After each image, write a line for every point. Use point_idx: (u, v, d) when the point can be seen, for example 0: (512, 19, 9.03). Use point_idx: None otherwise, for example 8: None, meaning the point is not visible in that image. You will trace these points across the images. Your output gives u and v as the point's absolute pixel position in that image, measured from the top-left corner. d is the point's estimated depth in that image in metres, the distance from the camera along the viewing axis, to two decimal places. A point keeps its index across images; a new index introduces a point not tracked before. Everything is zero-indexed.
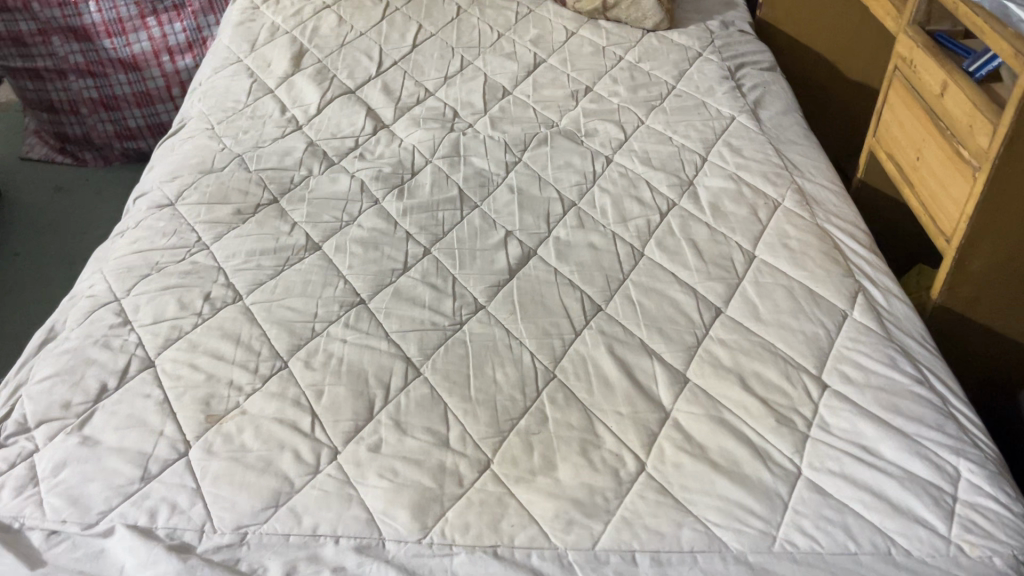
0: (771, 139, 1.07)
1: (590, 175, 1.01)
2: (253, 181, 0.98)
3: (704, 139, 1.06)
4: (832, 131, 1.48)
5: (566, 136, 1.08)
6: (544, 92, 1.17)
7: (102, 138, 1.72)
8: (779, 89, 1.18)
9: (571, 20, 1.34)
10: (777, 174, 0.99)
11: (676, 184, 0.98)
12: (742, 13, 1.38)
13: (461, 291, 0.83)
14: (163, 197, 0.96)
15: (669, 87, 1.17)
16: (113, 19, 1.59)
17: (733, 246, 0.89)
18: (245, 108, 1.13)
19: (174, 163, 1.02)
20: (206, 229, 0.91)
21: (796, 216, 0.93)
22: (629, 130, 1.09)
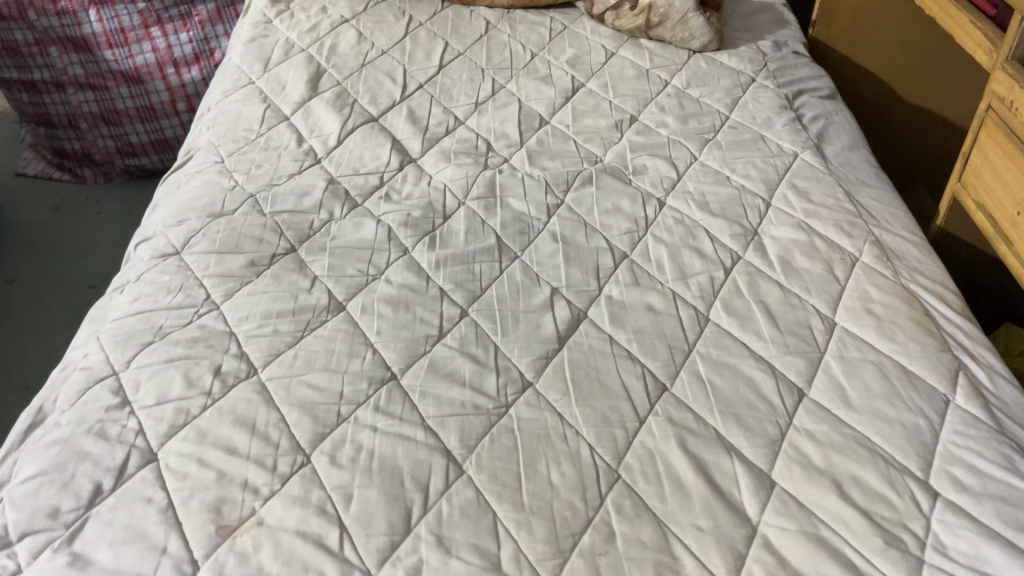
0: (840, 180, 0.96)
1: (642, 221, 0.91)
2: (267, 227, 0.88)
3: (766, 180, 0.96)
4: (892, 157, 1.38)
5: (613, 173, 0.98)
6: (585, 121, 1.07)
7: (103, 154, 1.61)
8: (843, 120, 1.08)
9: (609, 39, 1.24)
10: (851, 224, 0.89)
11: (739, 233, 0.88)
12: (794, 31, 1.28)
13: (505, 364, 0.73)
14: (168, 244, 0.87)
15: (722, 118, 1.07)
16: (115, 29, 1.48)
17: (811, 311, 0.79)
18: (258, 138, 1.03)
19: (180, 203, 0.92)
20: (215, 286, 0.81)
21: (877, 275, 0.83)
22: (681, 168, 0.99)
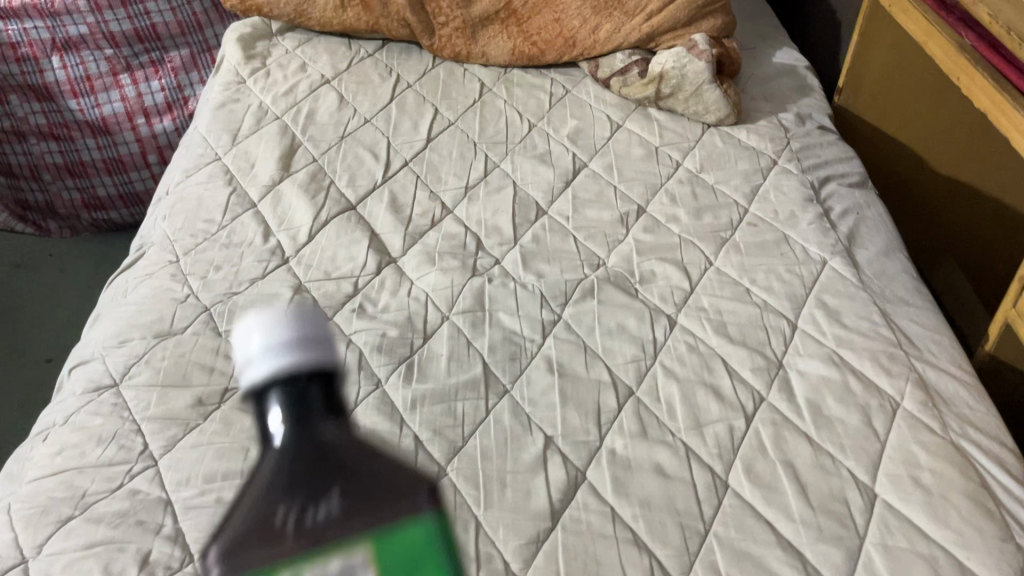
0: (874, 296, 0.85)
1: (649, 345, 0.80)
2: (221, 352, 0.77)
3: (791, 295, 0.85)
4: (918, 234, 1.24)
5: (617, 283, 0.87)
6: (587, 213, 0.96)
7: (68, 208, 1.49)
8: (875, 216, 0.96)
9: (614, 108, 1.13)
10: (890, 357, 0.78)
11: (762, 367, 0.77)
12: (818, 100, 1.16)
13: (486, 551, 0.62)
14: (105, 374, 0.76)
15: (741, 211, 0.95)
16: (80, 77, 1.34)
17: (847, 478, 0.68)
18: (219, 231, 0.91)
19: (124, 317, 0.81)
20: (155, 432, 0.70)
21: (922, 429, 0.72)
22: (694, 277, 0.87)
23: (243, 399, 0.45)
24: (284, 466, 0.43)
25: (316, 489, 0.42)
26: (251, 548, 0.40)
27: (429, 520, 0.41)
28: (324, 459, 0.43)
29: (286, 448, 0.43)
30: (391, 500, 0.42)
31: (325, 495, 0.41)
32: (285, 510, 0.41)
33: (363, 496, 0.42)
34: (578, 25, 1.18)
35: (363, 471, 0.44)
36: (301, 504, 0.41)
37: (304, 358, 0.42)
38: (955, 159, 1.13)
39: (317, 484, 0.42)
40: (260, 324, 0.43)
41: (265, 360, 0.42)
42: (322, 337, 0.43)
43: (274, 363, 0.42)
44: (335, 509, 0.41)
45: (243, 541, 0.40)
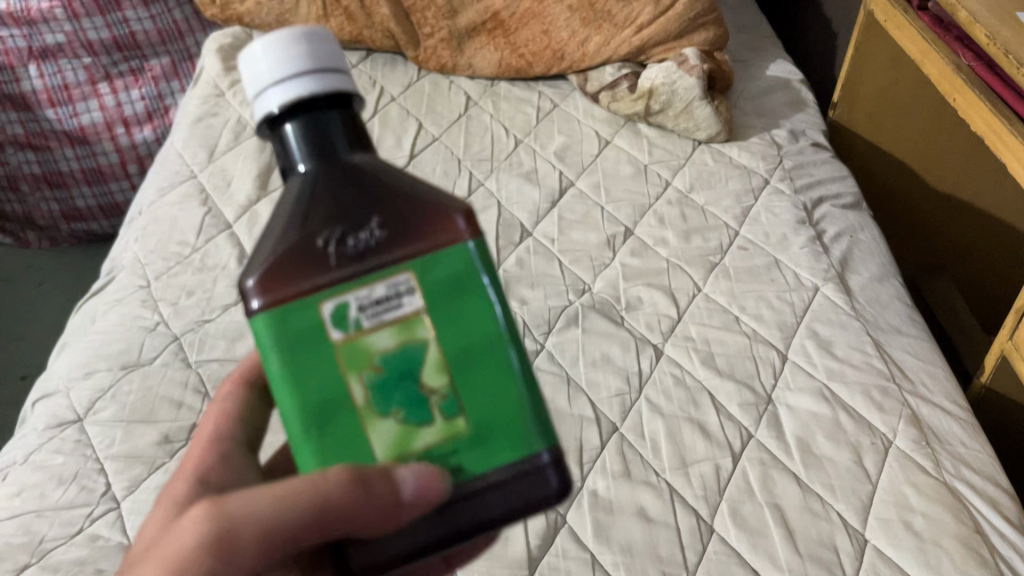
0: (867, 325, 0.82)
1: (635, 378, 0.77)
2: (190, 385, 0.74)
3: (781, 324, 0.82)
4: (910, 250, 1.23)
5: (602, 310, 0.84)
6: (573, 235, 0.93)
7: (47, 218, 1.45)
8: (869, 239, 0.94)
9: (603, 123, 1.10)
10: (883, 392, 0.75)
11: (750, 402, 0.75)
12: (812, 116, 1.13)
13: None
14: (69, 408, 0.73)
15: (731, 233, 0.93)
16: (57, 86, 1.31)
17: (836, 522, 0.66)
18: (193, 254, 0.88)
19: (91, 347, 0.78)
20: (119, 472, 0.68)
21: (915, 469, 0.70)
22: (682, 304, 0.84)
23: (258, 129, 0.41)
24: (313, 190, 0.38)
25: (353, 205, 0.38)
26: (288, 269, 0.37)
27: (476, 246, 0.39)
28: (359, 177, 0.39)
29: (311, 169, 0.39)
30: (433, 205, 0.38)
31: (364, 217, 0.37)
32: (322, 227, 0.37)
33: (400, 218, 0.38)
34: (566, 37, 1.15)
35: (401, 178, 0.40)
36: (341, 229, 0.37)
37: (321, 82, 0.39)
38: (954, 174, 1.10)
39: (355, 202, 0.38)
40: (265, 47, 0.39)
41: (288, 79, 0.39)
42: (332, 63, 0.40)
43: (294, 83, 0.39)
44: (381, 231, 0.37)
45: (278, 267, 0.37)
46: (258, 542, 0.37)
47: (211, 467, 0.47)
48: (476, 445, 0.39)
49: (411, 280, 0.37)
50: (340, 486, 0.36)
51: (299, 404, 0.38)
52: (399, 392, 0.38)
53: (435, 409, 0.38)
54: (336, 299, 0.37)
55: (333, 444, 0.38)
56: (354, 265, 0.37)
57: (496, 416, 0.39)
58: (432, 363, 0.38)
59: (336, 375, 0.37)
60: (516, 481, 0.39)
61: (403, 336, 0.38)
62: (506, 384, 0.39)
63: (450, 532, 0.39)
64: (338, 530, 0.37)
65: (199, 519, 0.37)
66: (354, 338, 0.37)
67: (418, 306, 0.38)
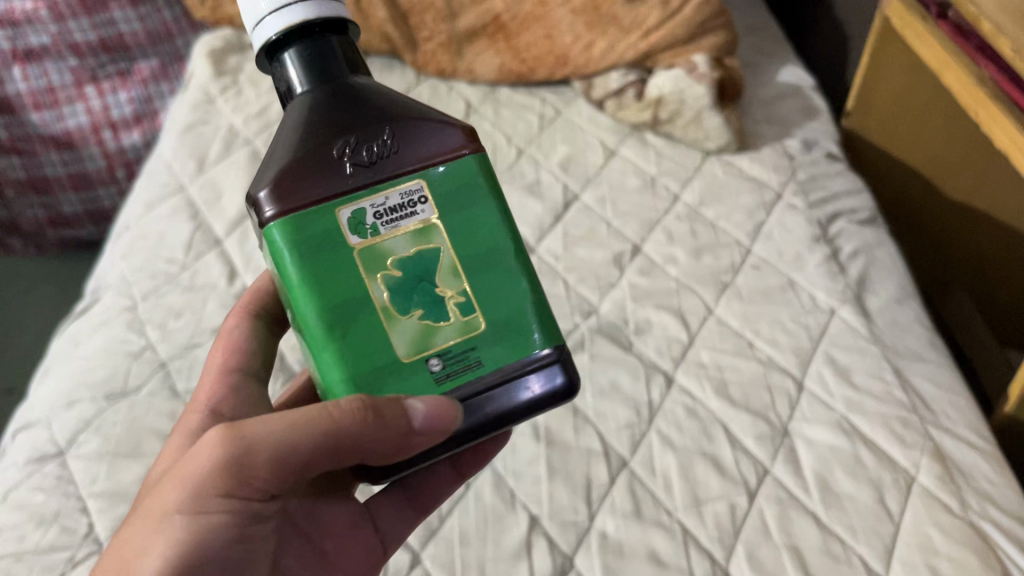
0: (886, 351, 0.79)
1: (645, 408, 0.73)
2: (177, 416, 0.71)
3: (796, 349, 0.79)
4: (929, 260, 1.17)
5: (609, 334, 0.80)
6: (578, 252, 0.89)
7: (33, 225, 1.40)
8: (886, 256, 0.90)
9: (609, 132, 1.06)
10: (903, 423, 0.72)
11: (766, 434, 0.71)
12: (825, 123, 1.10)
13: None
14: (50, 441, 0.69)
15: (743, 251, 0.89)
16: (42, 89, 1.28)
17: (857, 567, 0.63)
18: (182, 273, 0.84)
19: (74, 374, 0.75)
20: (102, 511, 0.64)
21: (939, 508, 0.66)
22: (693, 326, 0.81)
23: (257, 60, 0.51)
24: (320, 106, 0.48)
25: (365, 119, 0.47)
26: (309, 172, 0.45)
27: (476, 159, 0.49)
28: (359, 94, 0.49)
29: (320, 95, 0.48)
30: (434, 118, 0.49)
31: (374, 128, 0.47)
32: (337, 138, 0.46)
33: (402, 125, 0.47)
34: (570, 41, 1.10)
35: (395, 98, 0.50)
36: (354, 139, 0.47)
37: (324, 10, 0.49)
38: (963, 180, 1.05)
39: (367, 116, 0.47)
40: None
41: (292, 6, 0.48)
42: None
43: (298, 10, 0.48)
44: (391, 140, 0.47)
45: (296, 172, 0.45)
46: (272, 464, 0.45)
47: (226, 400, 0.57)
48: (491, 340, 0.48)
49: (423, 188, 0.47)
50: (354, 416, 0.43)
51: (323, 307, 0.46)
52: (415, 291, 0.47)
53: (451, 308, 0.48)
54: (355, 205, 0.46)
55: (355, 342, 0.46)
56: (368, 168, 0.46)
57: (503, 310, 0.49)
58: (446, 266, 0.48)
59: (358, 278, 0.46)
60: (525, 374, 0.48)
61: (417, 242, 0.47)
62: (510, 284, 0.49)
63: (473, 424, 0.47)
64: (347, 449, 0.45)
65: (216, 442, 0.45)
66: (370, 244, 0.46)
67: (431, 214, 0.48)
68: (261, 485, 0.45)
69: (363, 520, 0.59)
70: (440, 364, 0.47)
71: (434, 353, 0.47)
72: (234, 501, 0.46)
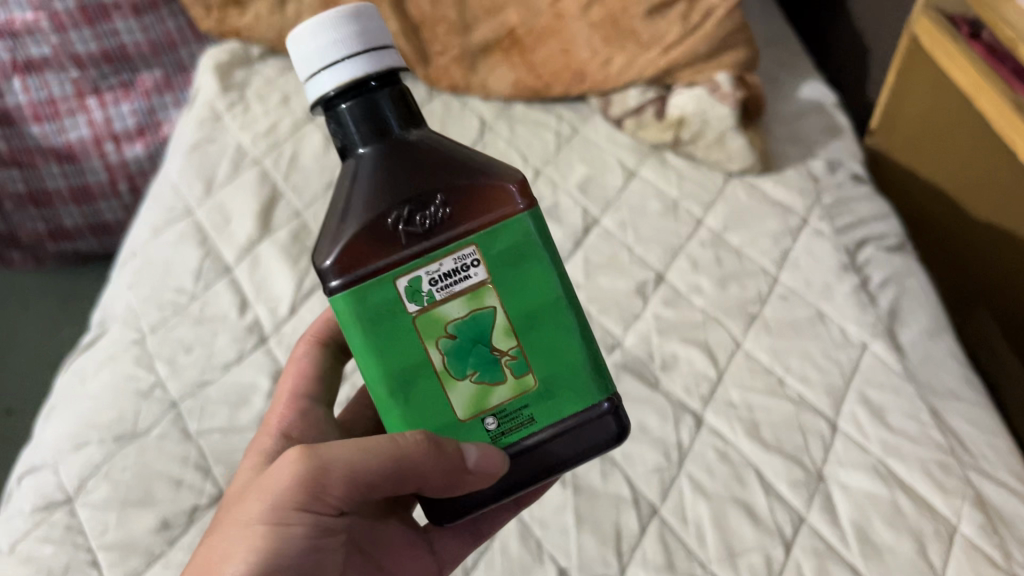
0: (920, 389, 0.76)
1: (674, 451, 0.71)
2: (190, 461, 0.68)
3: (829, 388, 0.76)
4: (953, 277, 1.10)
5: (635, 371, 0.78)
6: (600, 281, 0.87)
7: (33, 238, 1.38)
8: (917, 286, 0.88)
9: (627, 151, 1.03)
10: (943, 468, 0.69)
11: (801, 479, 0.69)
12: (849, 143, 1.07)
13: None
14: (56, 487, 0.67)
15: (770, 281, 0.86)
16: (43, 100, 1.24)
17: None
18: (191, 304, 0.82)
19: (81, 415, 0.72)
20: (113, 565, 0.62)
21: (983, 561, 0.64)
22: (722, 362, 0.78)
23: (312, 111, 0.50)
24: (375, 166, 0.48)
25: (418, 186, 0.47)
26: (367, 248, 0.46)
27: (531, 215, 0.48)
28: (412, 150, 0.48)
29: (374, 156, 0.48)
30: (489, 174, 0.47)
31: (426, 194, 0.47)
32: (392, 207, 0.46)
33: (455, 187, 0.47)
34: (587, 57, 1.06)
35: (451, 147, 0.49)
36: (408, 207, 0.46)
37: (372, 66, 0.47)
38: (988, 199, 0.99)
39: (421, 181, 0.47)
40: (320, 32, 0.47)
41: (341, 63, 0.47)
42: (381, 42, 0.48)
43: (348, 67, 0.47)
44: (444, 206, 0.47)
45: (353, 250, 0.46)
46: (345, 483, 0.47)
47: (296, 423, 0.61)
48: (545, 398, 0.51)
49: (476, 253, 0.48)
50: (417, 447, 0.47)
51: (386, 370, 0.49)
52: (471, 354, 0.49)
53: (505, 368, 0.50)
54: (410, 275, 0.47)
55: (417, 404, 0.50)
56: (423, 237, 0.47)
57: (557, 366, 0.51)
58: (501, 328, 0.50)
59: (417, 345, 0.48)
60: (576, 427, 0.52)
61: (471, 305, 0.49)
62: (564, 341, 0.51)
63: (525, 475, 0.52)
64: (409, 481, 0.48)
65: (294, 459, 0.47)
66: (428, 310, 0.48)
67: (484, 277, 0.48)
68: (334, 502, 0.48)
69: (421, 544, 0.60)
70: (495, 421, 0.51)
71: (489, 412, 0.50)
72: (309, 516, 0.47)
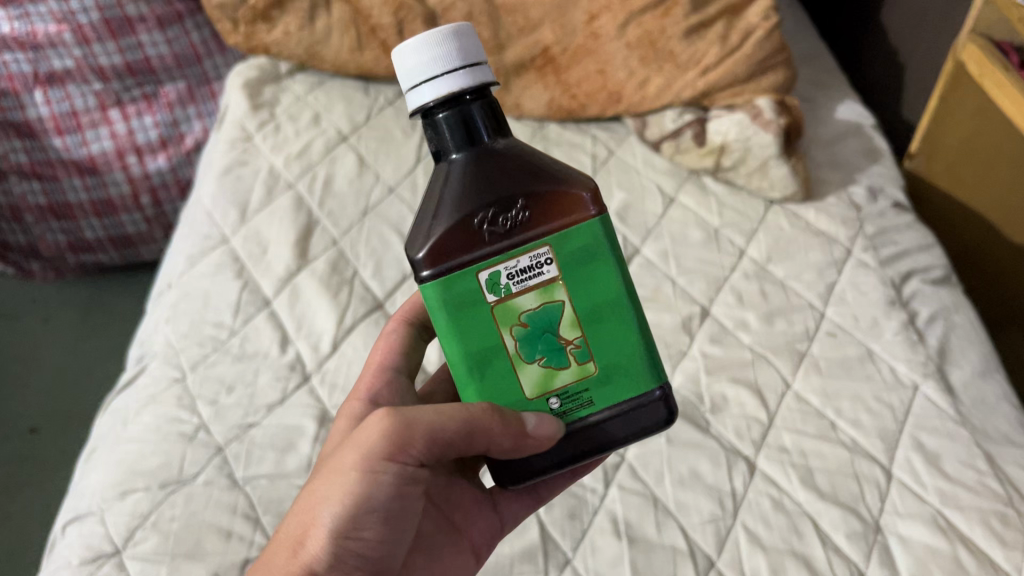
0: (974, 434, 0.76)
1: (727, 500, 0.70)
2: (239, 510, 0.67)
3: (882, 432, 0.75)
4: (988, 295, 1.09)
5: (684, 413, 0.76)
6: (644, 316, 0.85)
7: (53, 249, 1.37)
8: (964, 322, 0.87)
9: (665, 175, 1.02)
10: (1003, 520, 0.69)
11: (858, 531, 0.68)
12: (889, 167, 1.05)
13: None
14: (104, 539, 0.66)
15: (816, 316, 0.85)
16: (65, 113, 1.22)
17: None
18: (231, 340, 0.80)
19: (127, 461, 0.71)
20: None
21: None
22: (772, 405, 0.77)
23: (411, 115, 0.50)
24: (463, 171, 0.47)
25: (502, 188, 0.46)
26: (454, 243, 0.46)
27: (601, 221, 0.47)
28: (498, 156, 0.48)
29: (465, 161, 0.48)
30: (565, 180, 0.47)
31: (508, 197, 0.46)
32: (479, 208, 0.46)
33: (540, 193, 0.46)
34: (624, 77, 1.03)
35: (535, 155, 0.49)
36: (493, 208, 0.46)
37: (470, 80, 0.47)
38: None
39: (504, 184, 0.46)
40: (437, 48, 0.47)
41: (437, 77, 0.47)
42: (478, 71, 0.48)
43: (450, 81, 0.47)
44: (525, 209, 0.46)
45: (442, 246, 0.46)
46: (426, 439, 0.47)
47: (380, 391, 0.60)
48: (605, 382, 0.50)
49: (549, 251, 0.47)
50: (484, 413, 0.47)
51: (463, 353, 0.48)
52: (540, 340, 0.48)
53: (569, 355, 0.49)
54: (490, 269, 0.46)
55: (487, 385, 0.49)
56: (505, 236, 0.46)
57: (618, 356, 0.50)
58: (568, 320, 0.48)
59: (492, 331, 0.48)
60: (632, 410, 0.50)
61: (542, 298, 0.48)
62: (625, 333, 0.49)
63: (582, 451, 0.51)
64: (480, 444, 0.47)
65: (383, 418, 0.47)
66: (504, 301, 0.47)
67: (555, 274, 0.47)
68: (417, 457, 0.47)
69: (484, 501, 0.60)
70: (559, 402, 0.49)
71: (553, 393, 0.49)
72: (394, 467, 0.47)
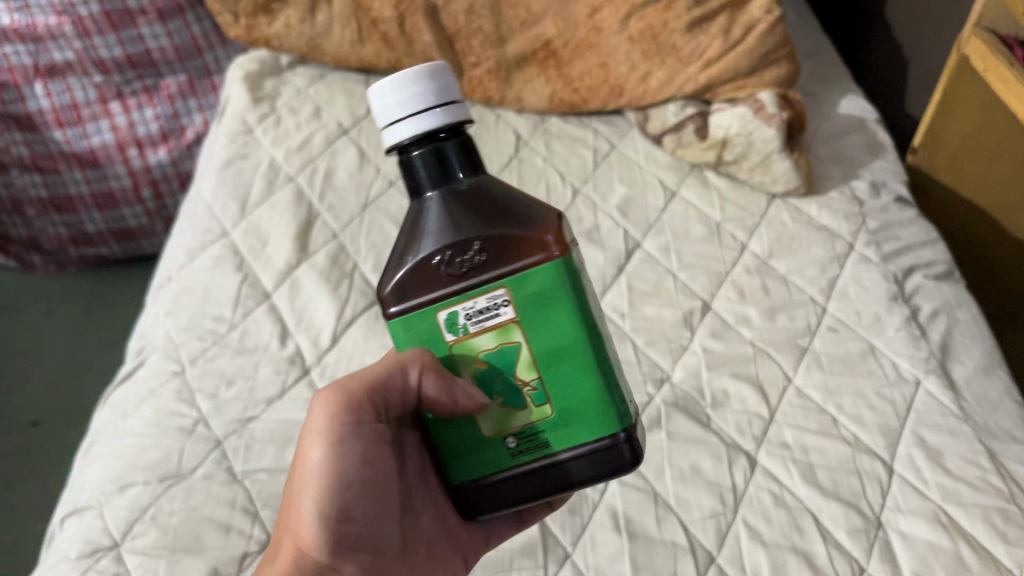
0: (976, 430, 0.76)
1: (728, 496, 0.70)
2: (238, 504, 0.67)
3: (884, 428, 0.75)
4: (992, 290, 1.09)
5: (685, 408, 0.76)
6: (646, 310, 0.85)
7: (55, 242, 1.37)
8: (967, 318, 0.87)
9: (667, 170, 1.01)
10: (1005, 516, 0.69)
11: (859, 527, 0.68)
12: (892, 162, 1.04)
13: None
14: (103, 533, 0.65)
15: (818, 311, 0.85)
16: (66, 105, 1.21)
17: None
18: (230, 333, 0.80)
19: (126, 454, 0.71)
20: None
21: None
22: (774, 400, 0.77)
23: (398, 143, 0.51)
24: (430, 211, 0.48)
25: (462, 228, 0.46)
26: (413, 283, 0.47)
27: (563, 263, 0.46)
28: (466, 198, 0.47)
29: (432, 202, 0.48)
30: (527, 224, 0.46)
31: (467, 239, 0.46)
32: (438, 248, 0.46)
33: (498, 236, 0.46)
34: (626, 71, 1.03)
35: (505, 197, 0.48)
36: (450, 249, 0.46)
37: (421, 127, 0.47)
38: None
39: (465, 225, 0.46)
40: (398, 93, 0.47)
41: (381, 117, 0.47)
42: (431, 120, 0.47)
43: (403, 122, 0.47)
44: (481, 252, 0.46)
45: (400, 285, 0.47)
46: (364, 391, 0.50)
47: None
48: (563, 425, 0.50)
49: (506, 294, 0.46)
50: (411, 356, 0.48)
51: None
52: (497, 380, 0.49)
53: (527, 397, 0.49)
54: (447, 309, 0.47)
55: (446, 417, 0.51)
56: (458, 279, 0.46)
57: (576, 402, 0.49)
58: (525, 361, 0.49)
59: (451, 366, 0.49)
60: (592, 454, 0.50)
61: (500, 339, 0.48)
62: (585, 379, 0.49)
63: (539, 491, 0.51)
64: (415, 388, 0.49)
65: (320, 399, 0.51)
66: (462, 339, 0.48)
67: (512, 316, 0.47)
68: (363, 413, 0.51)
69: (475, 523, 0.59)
70: (515, 441, 0.50)
71: (510, 433, 0.50)
72: (345, 427, 0.50)
